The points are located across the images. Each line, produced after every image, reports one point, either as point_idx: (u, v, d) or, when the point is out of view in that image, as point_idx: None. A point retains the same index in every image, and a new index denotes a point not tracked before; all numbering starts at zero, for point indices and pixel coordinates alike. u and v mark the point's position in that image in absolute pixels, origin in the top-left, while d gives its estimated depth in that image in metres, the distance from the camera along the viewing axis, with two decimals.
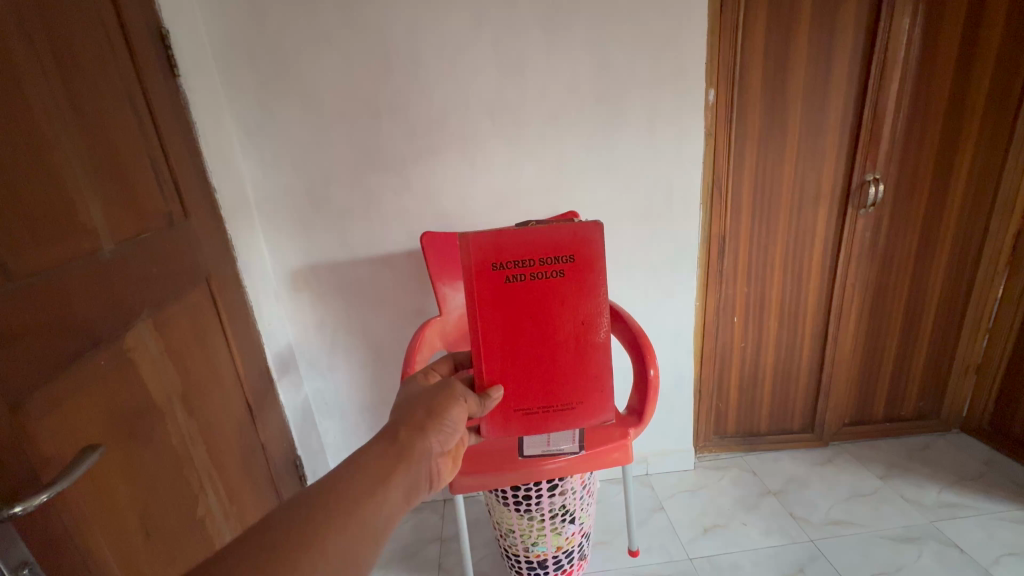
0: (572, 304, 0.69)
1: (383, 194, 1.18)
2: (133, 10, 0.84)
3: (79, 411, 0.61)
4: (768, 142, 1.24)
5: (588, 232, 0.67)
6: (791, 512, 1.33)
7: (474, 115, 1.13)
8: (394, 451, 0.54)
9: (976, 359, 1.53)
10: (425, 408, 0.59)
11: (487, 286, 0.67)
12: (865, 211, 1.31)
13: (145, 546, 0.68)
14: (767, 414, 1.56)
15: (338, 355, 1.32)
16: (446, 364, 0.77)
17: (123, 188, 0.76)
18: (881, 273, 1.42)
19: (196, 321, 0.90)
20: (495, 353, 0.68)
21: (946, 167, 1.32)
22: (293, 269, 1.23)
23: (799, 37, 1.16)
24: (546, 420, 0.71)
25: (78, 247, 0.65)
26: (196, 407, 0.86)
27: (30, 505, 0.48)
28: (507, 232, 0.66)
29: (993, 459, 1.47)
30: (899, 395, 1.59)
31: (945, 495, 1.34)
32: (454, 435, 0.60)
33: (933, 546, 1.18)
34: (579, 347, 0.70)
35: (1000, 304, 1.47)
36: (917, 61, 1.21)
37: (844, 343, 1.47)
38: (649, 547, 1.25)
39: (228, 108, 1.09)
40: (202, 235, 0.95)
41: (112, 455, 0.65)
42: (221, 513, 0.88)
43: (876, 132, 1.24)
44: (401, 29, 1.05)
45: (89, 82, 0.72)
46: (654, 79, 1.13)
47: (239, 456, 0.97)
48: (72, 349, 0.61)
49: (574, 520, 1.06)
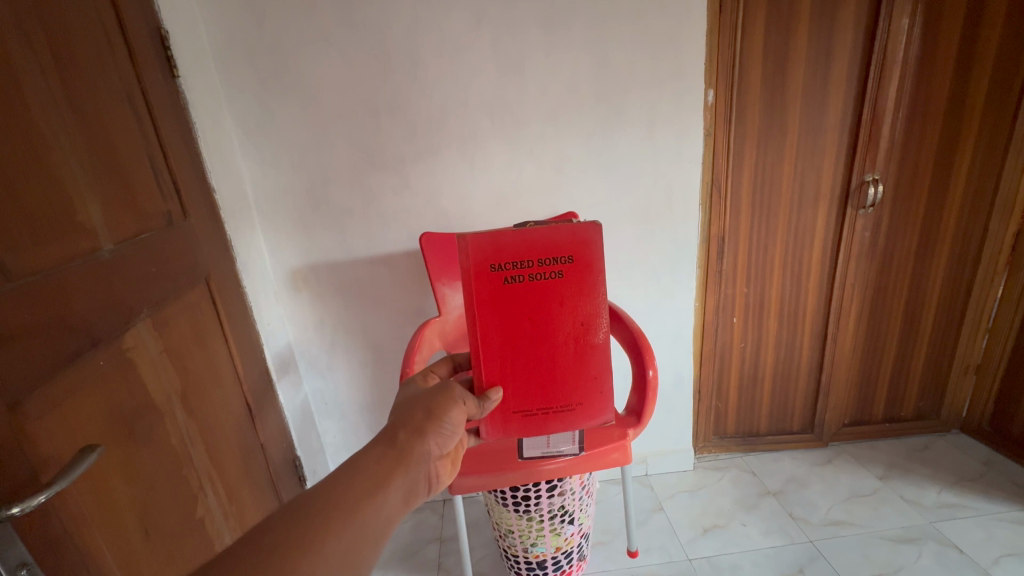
0: (572, 305, 0.69)
1: (383, 194, 1.18)
2: (132, 10, 0.84)
3: (79, 412, 0.61)
4: (767, 143, 1.24)
5: (587, 233, 0.67)
6: (791, 512, 1.33)
7: (473, 114, 1.13)
8: (392, 453, 0.54)
9: (975, 359, 1.53)
10: (423, 410, 0.59)
11: (486, 287, 0.67)
12: (865, 211, 1.31)
13: (144, 546, 0.68)
14: (766, 414, 1.56)
15: (338, 355, 1.32)
16: (445, 365, 0.77)
17: (122, 188, 0.76)
18: (880, 273, 1.42)
19: (196, 321, 0.90)
20: (494, 354, 0.68)
21: (945, 167, 1.32)
22: (293, 269, 1.23)
23: (798, 37, 1.16)
24: (546, 421, 0.71)
25: (77, 247, 0.65)
26: (195, 407, 0.86)
27: (28, 506, 0.48)
28: (506, 233, 0.66)
29: (992, 459, 1.47)
30: (898, 395, 1.59)
31: (944, 495, 1.35)
32: (452, 437, 0.60)
33: (932, 546, 1.18)
34: (578, 348, 0.70)
35: (1000, 304, 1.47)
36: (916, 61, 1.21)
37: (843, 343, 1.47)
38: (649, 547, 1.25)
39: (228, 108, 1.09)
40: (202, 235, 0.95)
41: (111, 455, 0.65)
42: (220, 513, 0.88)
43: (876, 132, 1.24)
44: (400, 28, 1.05)
45: (88, 82, 0.72)
46: (654, 79, 1.13)
47: (239, 456, 0.97)
48: (73, 349, 0.61)
49: (574, 520, 1.06)
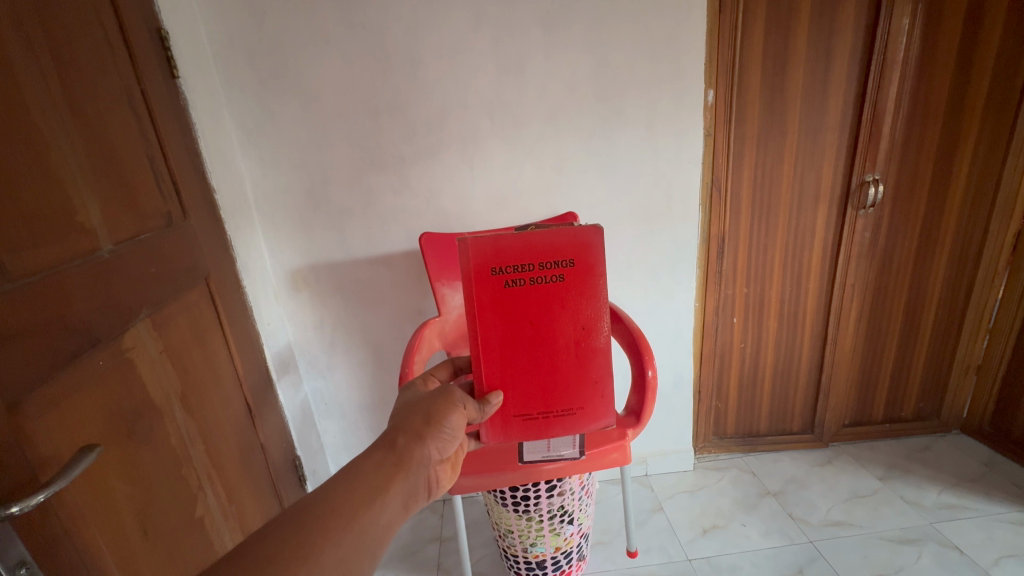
0: (572, 309, 0.68)
1: (383, 194, 1.18)
2: (132, 10, 0.84)
3: (78, 412, 0.61)
4: (767, 143, 1.24)
5: (588, 236, 0.67)
6: (790, 512, 1.33)
7: (473, 114, 1.13)
8: (392, 458, 0.54)
9: (976, 360, 1.53)
10: (423, 415, 0.59)
11: (487, 291, 0.67)
12: (865, 211, 1.31)
13: (144, 545, 0.68)
14: (766, 414, 1.56)
15: (338, 355, 1.32)
16: (445, 369, 0.77)
17: (122, 187, 0.76)
18: (881, 273, 1.42)
19: (196, 321, 0.90)
20: (495, 358, 0.68)
21: (946, 168, 1.32)
22: (293, 268, 1.23)
23: (798, 37, 1.16)
24: (546, 425, 0.71)
25: (77, 246, 0.65)
26: (195, 407, 0.86)
27: (27, 506, 0.48)
28: (506, 237, 0.66)
29: (993, 459, 1.47)
30: (898, 396, 1.59)
31: (944, 496, 1.34)
32: (452, 442, 0.60)
33: (932, 547, 1.18)
34: (579, 352, 0.70)
35: (1000, 305, 1.46)
36: (916, 62, 1.21)
37: (844, 344, 1.46)
38: (649, 547, 1.25)
39: (227, 108, 1.09)
40: (202, 235, 0.96)
41: (111, 456, 0.65)
42: (220, 514, 0.88)
43: (876, 132, 1.23)
44: (400, 28, 1.05)
45: (88, 82, 0.72)
46: (653, 79, 1.13)
47: (238, 456, 0.97)
48: (73, 349, 0.61)
49: (573, 521, 1.06)
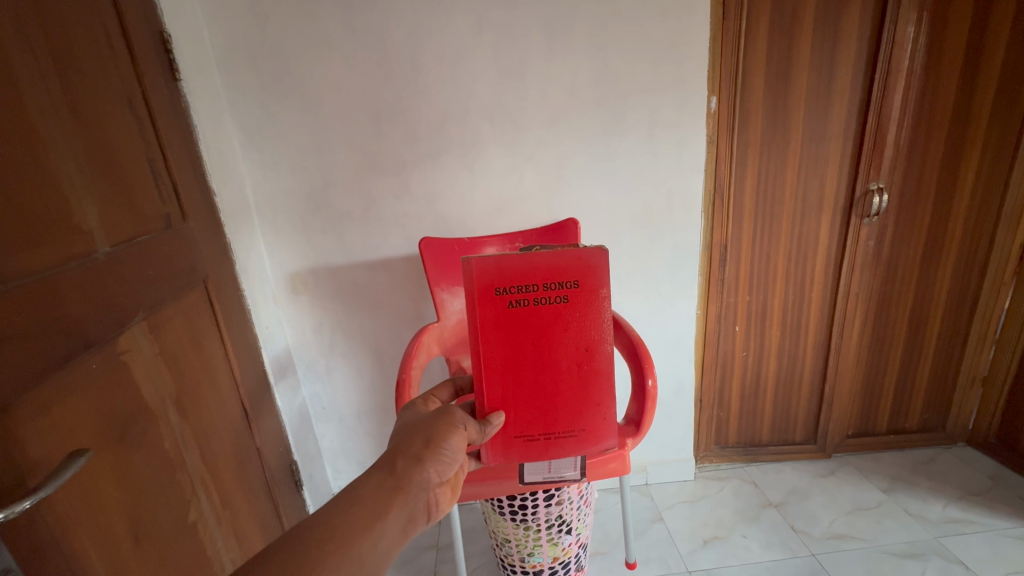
0: (575, 330, 0.68)
1: (384, 197, 1.18)
2: (135, 14, 0.84)
3: (68, 418, 0.60)
4: (770, 149, 1.24)
5: (592, 258, 0.66)
6: (791, 524, 1.31)
7: (473, 118, 1.13)
8: (390, 481, 0.53)
9: (981, 370, 1.52)
10: (422, 438, 0.58)
11: (490, 312, 0.66)
12: (868, 220, 1.30)
13: (134, 553, 0.67)
14: (768, 422, 1.54)
15: (336, 357, 1.31)
16: (446, 389, 0.77)
17: (119, 187, 0.76)
18: (884, 280, 1.40)
19: (192, 325, 0.89)
20: (497, 378, 0.67)
21: (951, 177, 1.31)
22: (293, 272, 1.23)
23: (802, 42, 1.15)
24: (548, 447, 0.70)
25: (72, 248, 0.64)
26: (189, 410, 0.85)
27: (12, 513, 0.47)
28: (511, 258, 0.65)
29: (999, 473, 1.45)
30: (903, 406, 1.57)
31: (949, 509, 1.32)
32: (452, 465, 0.59)
33: (936, 562, 1.16)
34: (581, 373, 0.69)
35: (1007, 314, 1.45)
36: (921, 70, 1.20)
37: (847, 352, 1.45)
38: (647, 558, 1.24)
39: (229, 110, 1.09)
40: (201, 238, 0.95)
41: (101, 460, 0.64)
42: (214, 520, 0.88)
43: (881, 141, 1.23)
44: (401, 31, 1.06)
45: (87, 83, 0.72)
46: (655, 85, 1.13)
47: (234, 462, 0.97)
48: (63, 352, 0.60)
49: (571, 531, 1.04)
